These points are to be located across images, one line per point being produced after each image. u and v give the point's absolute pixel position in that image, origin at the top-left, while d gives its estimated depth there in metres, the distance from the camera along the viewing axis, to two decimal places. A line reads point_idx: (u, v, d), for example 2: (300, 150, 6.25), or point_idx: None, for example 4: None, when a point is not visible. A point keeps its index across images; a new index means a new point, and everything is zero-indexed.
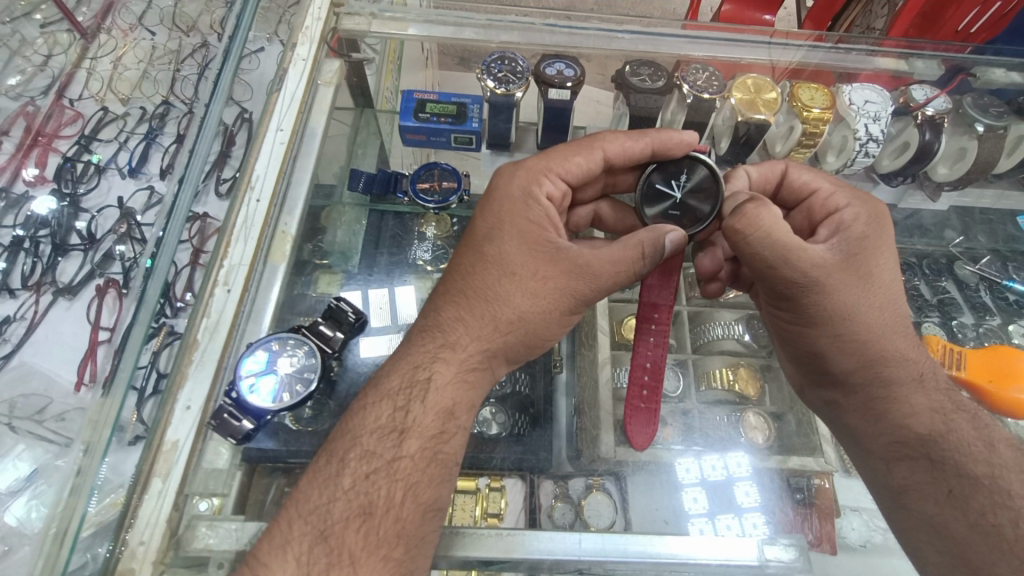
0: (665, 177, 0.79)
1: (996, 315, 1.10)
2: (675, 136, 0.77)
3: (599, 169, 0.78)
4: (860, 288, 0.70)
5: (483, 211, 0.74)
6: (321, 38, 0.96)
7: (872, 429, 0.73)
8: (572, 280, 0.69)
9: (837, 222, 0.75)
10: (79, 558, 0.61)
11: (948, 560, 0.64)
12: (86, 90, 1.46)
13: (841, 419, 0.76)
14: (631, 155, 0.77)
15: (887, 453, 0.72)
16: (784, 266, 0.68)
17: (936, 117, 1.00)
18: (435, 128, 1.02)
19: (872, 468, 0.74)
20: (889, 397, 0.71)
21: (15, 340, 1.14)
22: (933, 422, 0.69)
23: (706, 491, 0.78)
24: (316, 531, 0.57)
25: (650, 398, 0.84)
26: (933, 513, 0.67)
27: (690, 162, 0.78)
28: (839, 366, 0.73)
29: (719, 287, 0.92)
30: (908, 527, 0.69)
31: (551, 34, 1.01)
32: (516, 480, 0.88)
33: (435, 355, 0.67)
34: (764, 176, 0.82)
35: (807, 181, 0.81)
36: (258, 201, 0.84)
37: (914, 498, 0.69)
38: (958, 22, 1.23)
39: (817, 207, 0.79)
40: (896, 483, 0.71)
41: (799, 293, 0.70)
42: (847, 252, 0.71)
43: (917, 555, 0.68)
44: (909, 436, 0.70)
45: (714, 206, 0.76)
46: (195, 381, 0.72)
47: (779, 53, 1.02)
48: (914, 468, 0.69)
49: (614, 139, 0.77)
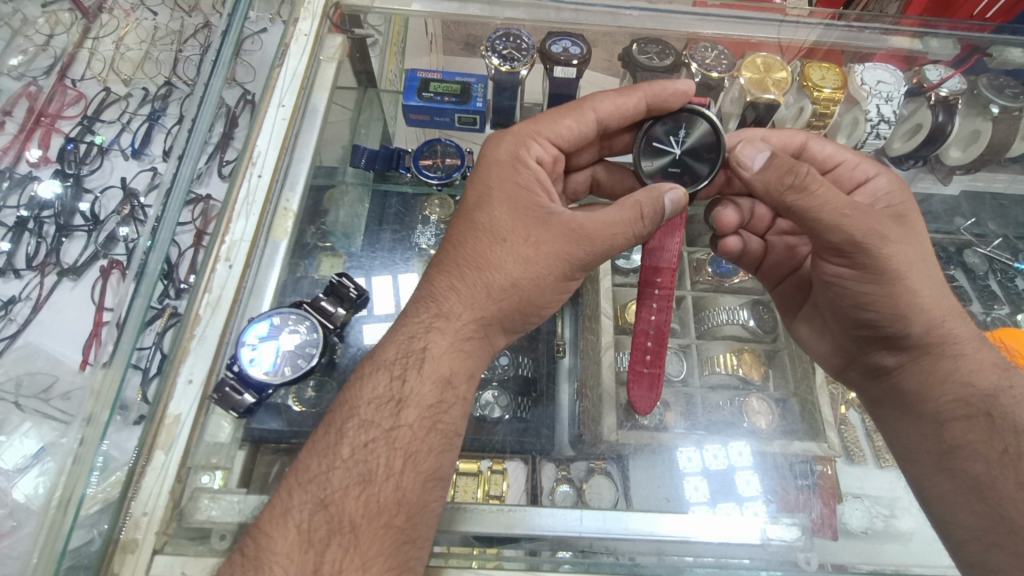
0: (665, 132, 0.78)
1: (1004, 303, 1.07)
2: (668, 85, 0.75)
3: (591, 131, 0.77)
4: (919, 246, 0.71)
5: (472, 180, 0.74)
6: (323, 14, 0.96)
7: (933, 390, 0.73)
8: (565, 244, 0.67)
9: (873, 190, 0.79)
10: (83, 534, 0.63)
11: (986, 520, 0.66)
12: (88, 70, 1.45)
13: (895, 384, 0.76)
14: (624, 112, 0.75)
15: (944, 413, 0.72)
16: (854, 219, 0.68)
17: (949, 98, 0.97)
18: (438, 108, 1.01)
19: (920, 431, 0.74)
20: (951, 356, 0.72)
21: (21, 319, 1.15)
22: (998, 380, 0.71)
23: (708, 479, 0.79)
24: (315, 499, 0.57)
25: (654, 363, 0.82)
26: (981, 473, 0.67)
27: (688, 115, 0.77)
28: (915, 327, 0.72)
29: (737, 243, 0.91)
30: (945, 492, 0.70)
31: (558, 12, 0.99)
32: (518, 462, 0.84)
33: (429, 325, 0.66)
34: (782, 143, 0.83)
35: (828, 153, 0.82)
36: (259, 176, 0.83)
37: (963, 459, 0.69)
38: (974, 7, 1.22)
39: (846, 178, 0.82)
40: (946, 444, 0.71)
41: (877, 246, 0.68)
42: (900, 213, 0.74)
43: (948, 519, 0.70)
44: (971, 393, 0.71)
45: (714, 164, 0.76)
46: (196, 355, 0.73)
47: (790, 32, 1.00)
48: (971, 428, 0.70)
49: (605, 99, 0.75)
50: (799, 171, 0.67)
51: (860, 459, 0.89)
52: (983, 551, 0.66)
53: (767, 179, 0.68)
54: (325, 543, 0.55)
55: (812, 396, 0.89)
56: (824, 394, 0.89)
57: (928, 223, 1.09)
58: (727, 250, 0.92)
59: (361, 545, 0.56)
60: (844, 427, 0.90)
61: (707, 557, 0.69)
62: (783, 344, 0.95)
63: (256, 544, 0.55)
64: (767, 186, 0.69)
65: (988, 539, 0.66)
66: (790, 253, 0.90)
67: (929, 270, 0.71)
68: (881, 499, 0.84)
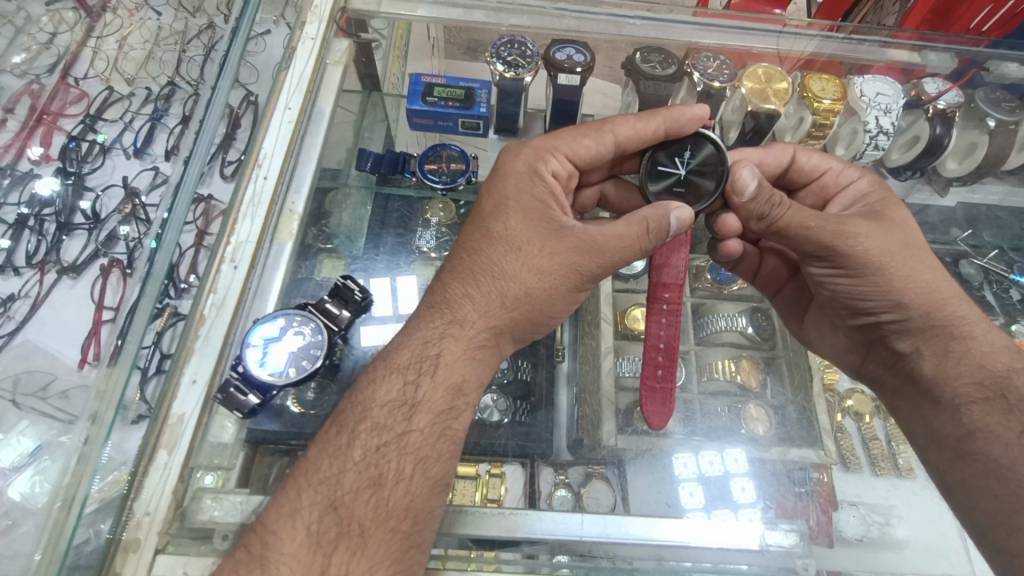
0: (669, 155, 0.78)
1: (998, 313, 1.07)
2: (686, 111, 0.76)
3: (609, 153, 0.78)
4: (903, 236, 0.74)
5: (489, 189, 0.74)
6: (330, 18, 0.97)
7: (949, 373, 0.72)
8: (578, 257, 0.68)
9: (853, 193, 0.81)
10: (83, 533, 0.63)
11: (1010, 504, 0.65)
12: (91, 69, 1.46)
13: (912, 368, 0.76)
14: (642, 137, 0.76)
15: (961, 397, 0.71)
16: (819, 226, 0.71)
17: (947, 110, 0.99)
18: (442, 112, 1.02)
19: (939, 417, 0.73)
20: (962, 338, 0.73)
21: (20, 317, 1.15)
22: (1011, 361, 0.71)
23: (703, 485, 0.79)
24: (325, 500, 0.57)
25: (666, 378, 0.80)
26: (1001, 457, 0.67)
27: (695, 139, 0.78)
28: (915, 311, 0.73)
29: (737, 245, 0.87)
30: (968, 478, 0.69)
31: (561, 19, 1.00)
32: (516, 466, 0.83)
33: (443, 332, 0.67)
34: (773, 158, 0.85)
35: (815, 163, 0.85)
36: (266, 178, 0.84)
37: (982, 442, 0.68)
38: (971, 20, 1.26)
39: (831, 184, 0.84)
40: (965, 427, 0.70)
41: (847, 244, 0.71)
42: (875, 210, 0.77)
43: (972, 506, 0.68)
44: (985, 374, 0.71)
45: (720, 182, 0.75)
46: (201, 356, 0.73)
47: (789, 43, 1.01)
48: (989, 410, 0.69)
49: (625, 122, 0.77)
50: (777, 198, 0.71)
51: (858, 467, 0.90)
52: (1008, 536, 0.64)
53: (750, 210, 0.73)
54: (333, 546, 0.55)
55: (811, 404, 0.90)
56: (821, 401, 0.90)
57: (925, 233, 1.10)
58: (727, 252, 0.89)
59: (369, 547, 0.56)
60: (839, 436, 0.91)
61: (705, 563, 0.70)
62: (780, 351, 0.96)
63: (263, 541, 0.56)
64: (748, 214, 0.74)
65: (1013, 524, 0.64)
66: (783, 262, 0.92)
67: (917, 259, 0.74)
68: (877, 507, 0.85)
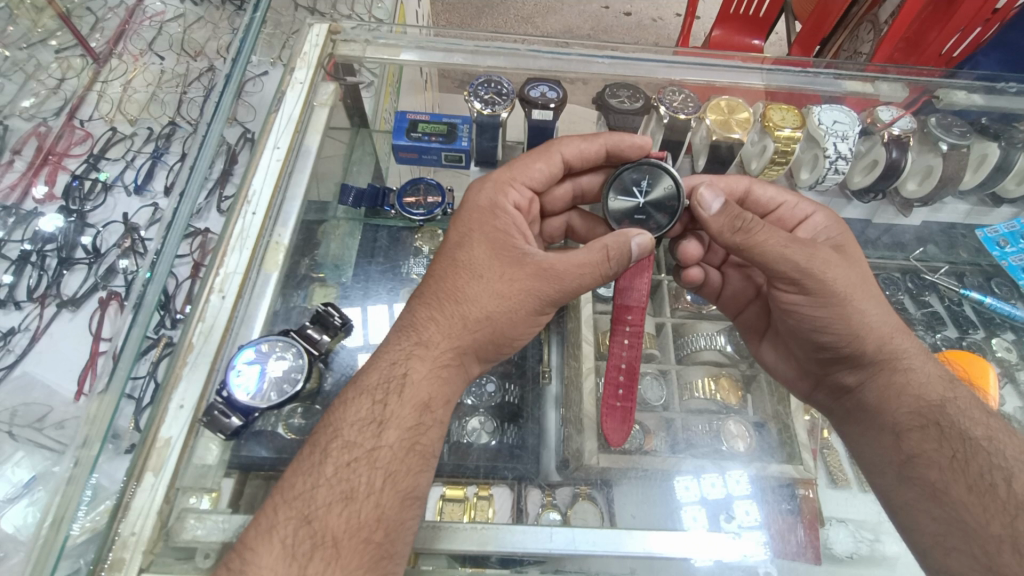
0: (629, 184, 0.84)
1: (979, 328, 1.10)
2: (626, 138, 0.87)
3: (559, 171, 0.87)
4: (857, 269, 0.79)
5: (454, 222, 0.80)
6: (318, 63, 1.03)
7: (890, 402, 0.76)
8: (536, 282, 0.72)
9: (814, 226, 0.86)
10: (68, 565, 0.65)
11: (944, 526, 0.68)
12: (96, 111, 1.53)
13: (858, 400, 0.80)
14: (586, 154, 0.87)
15: (901, 424, 0.75)
16: (793, 247, 0.75)
17: (902, 136, 1.05)
18: (425, 146, 1.07)
19: (882, 443, 0.77)
20: (902, 370, 0.77)
21: (19, 350, 1.18)
22: (944, 390, 0.75)
23: (706, 510, 0.79)
24: (300, 515, 0.60)
25: (626, 397, 0.83)
26: (937, 480, 0.70)
27: (650, 168, 0.83)
28: (868, 346, 0.77)
29: (699, 272, 0.97)
30: (908, 502, 0.72)
31: (534, 60, 1.07)
32: (504, 488, 0.86)
33: (409, 352, 0.70)
34: (729, 189, 0.92)
35: (771, 196, 0.91)
36: (254, 214, 0.88)
37: (920, 467, 0.72)
38: (942, 46, 1.40)
39: (787, 216, 0.90)
40: (905, 453, 0.74)
41: (816, 272, 0.75)
42: (837, 244, 0.82)
43: (912, 527, 0.71)
44: (922, 404, 0.75)
45: (672, 218, 0.81)
46: (188, 381, 0.76)
47: (771, 77, 1.07)
48: (925, 437, 0.73)
49: (570, 143, 0.87)
50: (746, 216, 0.76)
51: (846, 482, 0.88)
52: (945, 556, 0.67)
53: (720, 224, 0.76)
54: (308, 557, 0.58)
55: (789, 422, 0.90)
56: (800, 419, 0.90)
57: (898, 255, 1.14)
58: (690, 280, 0.98)
59: (342, 558, 0.58)
60: (826, 451, 0.91)
61: None
62: (761, 370, 0.98)
63: (241, 559, 0.57)
64: (720, 229, 0.77)
65: (949, 543, 0.67)
66: (742, 286, 0.99)
67: (869, 292, 0.77)
68: (865, 522, 0.84)
